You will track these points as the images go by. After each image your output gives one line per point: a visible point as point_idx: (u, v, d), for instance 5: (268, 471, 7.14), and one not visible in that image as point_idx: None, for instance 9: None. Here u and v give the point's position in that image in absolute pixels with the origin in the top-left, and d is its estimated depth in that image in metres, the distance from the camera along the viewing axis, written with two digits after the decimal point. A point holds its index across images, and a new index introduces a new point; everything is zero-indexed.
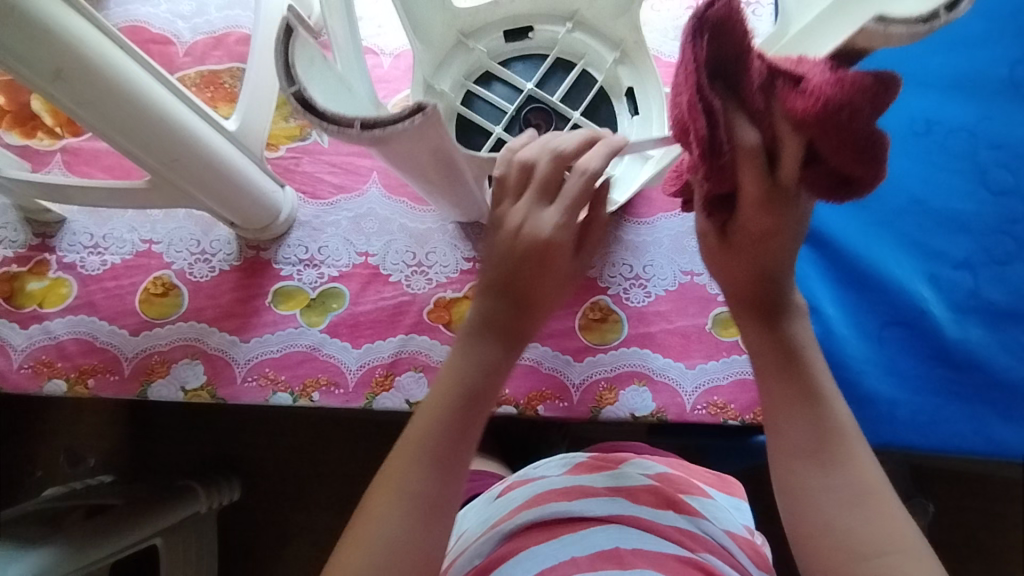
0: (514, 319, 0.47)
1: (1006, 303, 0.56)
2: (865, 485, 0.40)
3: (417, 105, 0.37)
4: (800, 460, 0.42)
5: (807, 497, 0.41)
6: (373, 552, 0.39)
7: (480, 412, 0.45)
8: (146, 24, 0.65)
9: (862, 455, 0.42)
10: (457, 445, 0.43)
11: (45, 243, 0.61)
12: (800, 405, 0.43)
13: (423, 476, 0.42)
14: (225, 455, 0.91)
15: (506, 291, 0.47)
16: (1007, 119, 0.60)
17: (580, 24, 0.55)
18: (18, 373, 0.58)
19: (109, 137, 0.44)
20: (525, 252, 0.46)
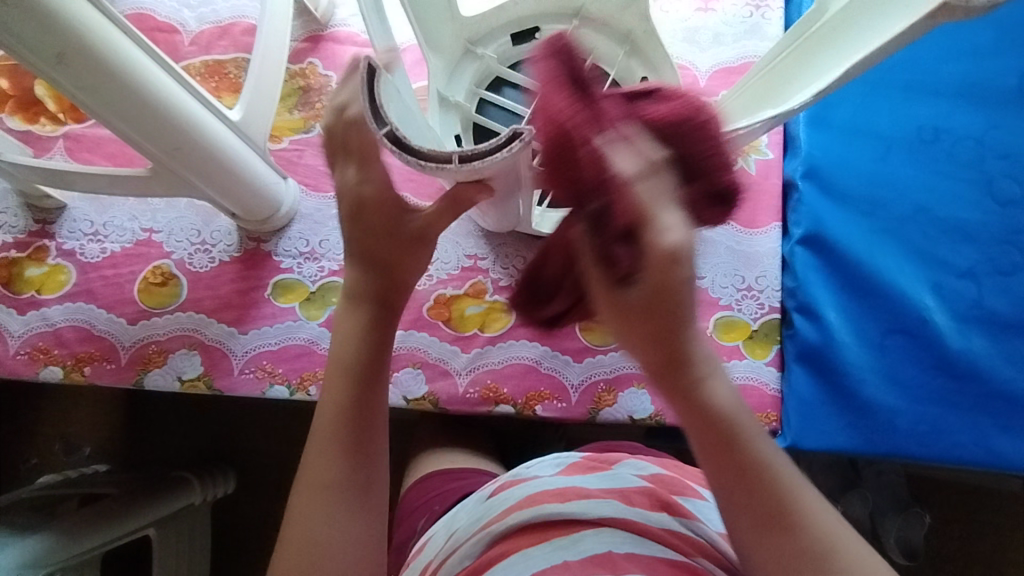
0: (389, 285, 0.44)
1: (1009, 314, 0.56)
2: (829, 542, 0.35)
3: (515, 133, 0.36)
4: (765, 535, 0.35)
5: (773, 571, 0.35)
6: (311, 551, 0.39)
7: (382, 377, 0.43)
8: (152, 12, 0.65)
9: (816, 504, 0.36)
10: (364, 427, 0.42)
11: (44, 229, 0.61)
12: (749, 476, 0.35)
13: (338, 467, 0.40)
14: (220, 447, 0.90)
15: (374, 260, 0.44)
16: (1015, 128, 0.59)
17: (586, 19, 0.54)
18: (14, 359, 0.58)
19: (110, 123, 0.43)
20: (381, 227, 0.43)
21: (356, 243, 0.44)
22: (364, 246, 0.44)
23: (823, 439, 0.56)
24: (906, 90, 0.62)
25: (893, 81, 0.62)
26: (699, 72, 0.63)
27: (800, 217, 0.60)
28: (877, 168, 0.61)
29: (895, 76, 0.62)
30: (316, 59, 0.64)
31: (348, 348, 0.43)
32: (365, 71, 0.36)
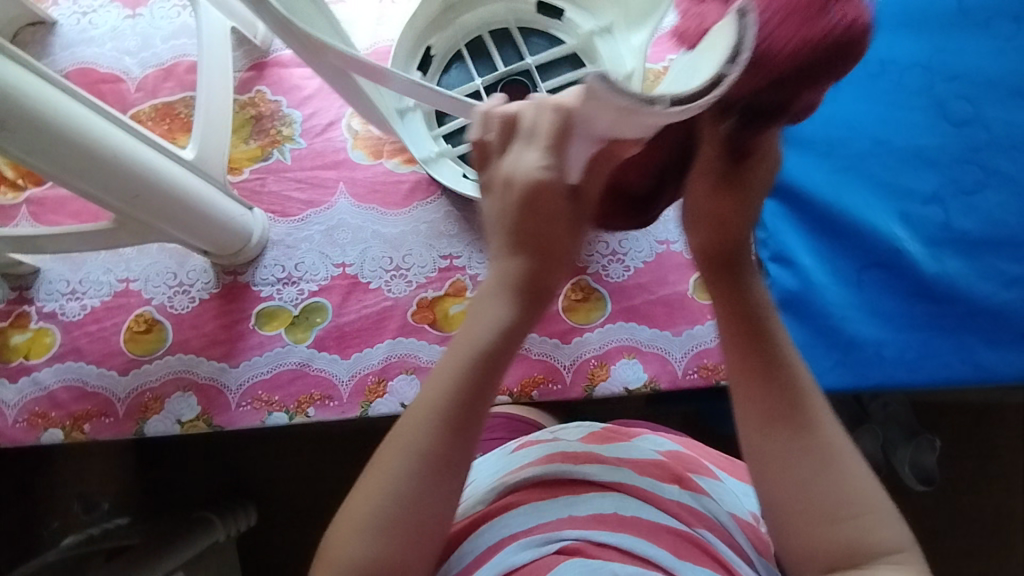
0: (546, 271, 0.40)
1: (978, 232, 0.57)
2: (830, 448, 0.37)
3: (719, 76, 0.34)
4: (776, 425, 0.38)
5: (778, 460, 0.38)
6: (379, 503, 0.37)
7: (502, 370, 0.40)
8: (95, 64, 0.65)
9: (825, 414, 0.39)
10: (473, 400, 0.39)
11: (22, 295, 0.62)
12: (760, 376, 0.39)
13: (433, 439, 0.38)
14: (237, 481, 0.91)
15: (522, 237, 0.40)
16: (958, 49, 0.60)
17: (461, 5, 0.57)
18: (14, 427, 0.58)
19: (67, 182, 0.44)
20: (546, 217, 0.40)
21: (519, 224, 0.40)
22: (529, 227, 0.40)
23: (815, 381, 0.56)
24: None
25: None
26: None
27: None
28: (832, 110, 0.61)
29: None
30: (264, 86, 0.64)
31: (481, 326, 0.40)
32: (597, 79, 0.34)
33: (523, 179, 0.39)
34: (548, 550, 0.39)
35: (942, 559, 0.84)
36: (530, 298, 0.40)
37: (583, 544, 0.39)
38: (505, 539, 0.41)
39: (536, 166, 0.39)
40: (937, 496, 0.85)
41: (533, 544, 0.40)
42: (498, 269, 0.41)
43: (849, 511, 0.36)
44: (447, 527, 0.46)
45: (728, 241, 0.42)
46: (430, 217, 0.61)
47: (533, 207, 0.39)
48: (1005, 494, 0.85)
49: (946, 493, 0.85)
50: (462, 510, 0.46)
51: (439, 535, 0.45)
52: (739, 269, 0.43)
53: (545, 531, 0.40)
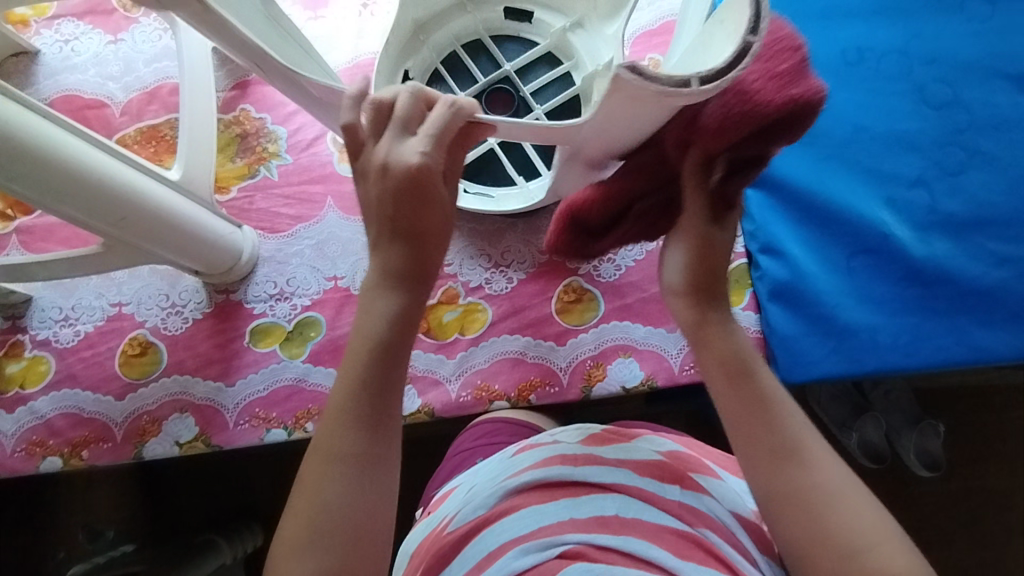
0: (421, 263, 0.41)
1: (964, 214, 0.57)
2: (825, 488, 0.37)
3: (746, 45, 0.33)
4: (772, 468, 0.38)
5: (787, 503, 0.37)
6: (316, 512, 0.38)
7: (404, 359, 0.41)
8: (79, 91, 0.65)
9: (817, 449, 0.39)
10: (382, 395, 0.40)
11: (16, 324, 0.62)
12: (760, 412, 0.39)
13: (354, 440, 0.39)
14: (240, 502, 0.90)
15: (405, 227, 0.40)
16: (933, 33, 0.61)
17: (427, 24, 0.57)
18: (12, 457, 0.58)
19: (52, 208, 0.44)
20: (414, 210, 0.40)
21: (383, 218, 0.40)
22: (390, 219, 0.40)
23: (812, 370, 0.56)
24: (826, 17, 0.63)
25: (809, 12, 0.63)
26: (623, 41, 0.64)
27: None
28: None
29: (811, 7, 0.63)
30: (248, 104, 0.65)
31: (374, 320, 0.40)
32: (626, 71, 0.33)
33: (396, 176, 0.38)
34: (551, 554, 0.39)
35: (953, 544, 0.84)
36: (415, 287, 0.41)
37: (585, 547, 0.39)
38: (505, 544, 0.41)
39: (416, 151, 0.38)
40: (943, 481, 0.85)
41: (536, 548, 0.40)
42: (378, 263, 0.42)
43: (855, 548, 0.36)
44: (447, 533, 0.45)
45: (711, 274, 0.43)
46: None
47: (412, 197, 0.39)
48: (1010, 476, 0.84)
49: (953, 477, 0.85)
50: (462, 515, 0.46)
51: (440, 541, 0.45)
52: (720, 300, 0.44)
53: (547, 535, 0.41)
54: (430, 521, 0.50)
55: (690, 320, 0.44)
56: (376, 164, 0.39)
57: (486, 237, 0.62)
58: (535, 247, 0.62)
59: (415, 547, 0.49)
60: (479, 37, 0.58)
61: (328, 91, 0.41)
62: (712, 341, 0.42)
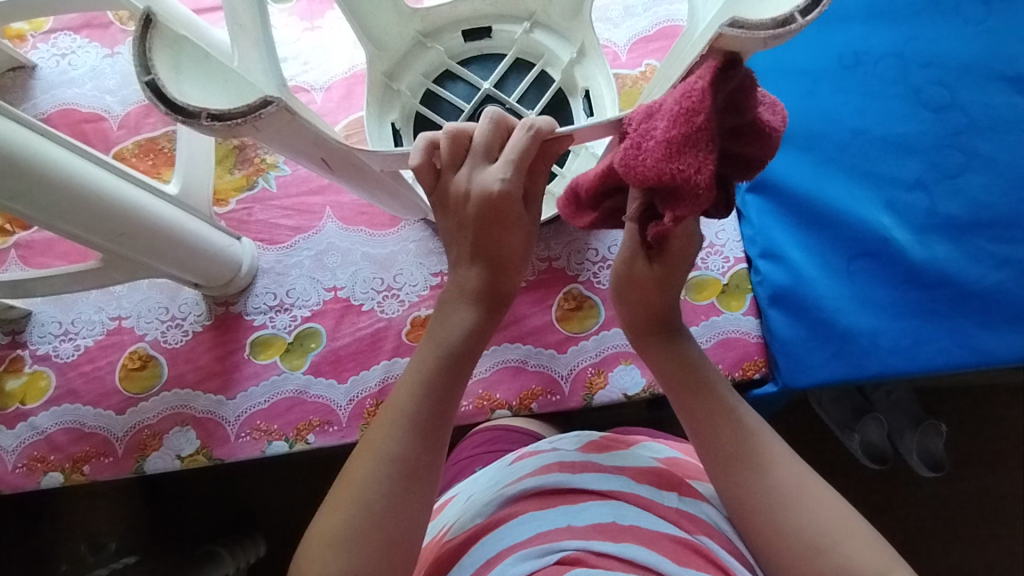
0: (497, 285, 0.45)
1: (963, 216, 0.57)
2: (791, 487, 0.40)
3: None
4: (732, 471, 0.42)
5: (750, 506, 0.41)
6: (353, 509, 0.38)
7: (465, 375, 0.44)
8: (76, 105, 0.65)
9: (778, 448, 0.42)
10: (441, 408, 0.42)
11: (15, 340, 0.61)
12: (718, 421, 0.43)
13: (402, 443, 0.40)
14: (241, 512, 0.90)
15: (484, 252, 0.44)
16: (930, 35, 0.61)
17: (396, 72, 0.56)
18: (13, 473, 0.58)
19: (51, 224, 0.44)
20: (494, 230, 0.42)
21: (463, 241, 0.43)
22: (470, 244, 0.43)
23: (813, 375, 0.56)
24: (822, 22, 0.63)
25: None
26: (619, 47, 0.64)
27: None
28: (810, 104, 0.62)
29: None
30: None
31: (450, 333, 0.44)
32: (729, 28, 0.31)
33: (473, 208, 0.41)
34: (548, 561, 0.38)
35: (955, 546, 0.84)
36: (488, 308, 0.45)
37: (584, 553, 0.38)
38: (503, 550, 0.40)
39: (498, 178, 0.39)
40: (945, 481, 0.85)
41: (532, 555, 0.39)
42: (455, 282, 0.45)
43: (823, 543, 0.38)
44: (445, 542, 0.45)
45: (665, 308, 0.46)
46: (417, 237, 0.61)
47: (490, 219, 0.41)
48: (1012, 476, 0.84)
49: (955, 477, 0.85)
50: (461, 523, 0.46)
51: (438, 550, 0.45)
52: (674, 334, 0.47)
53: (545, 542, 0.39)
54: (428, 530, 0.50)
55: (629, 325, 0.48)
56: (460, 190, 0.41)
57: None
58: (534, 254, 0.62)
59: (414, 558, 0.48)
60: (445, 68, 0.57)
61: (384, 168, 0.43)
62: (653, 358, 0.47)
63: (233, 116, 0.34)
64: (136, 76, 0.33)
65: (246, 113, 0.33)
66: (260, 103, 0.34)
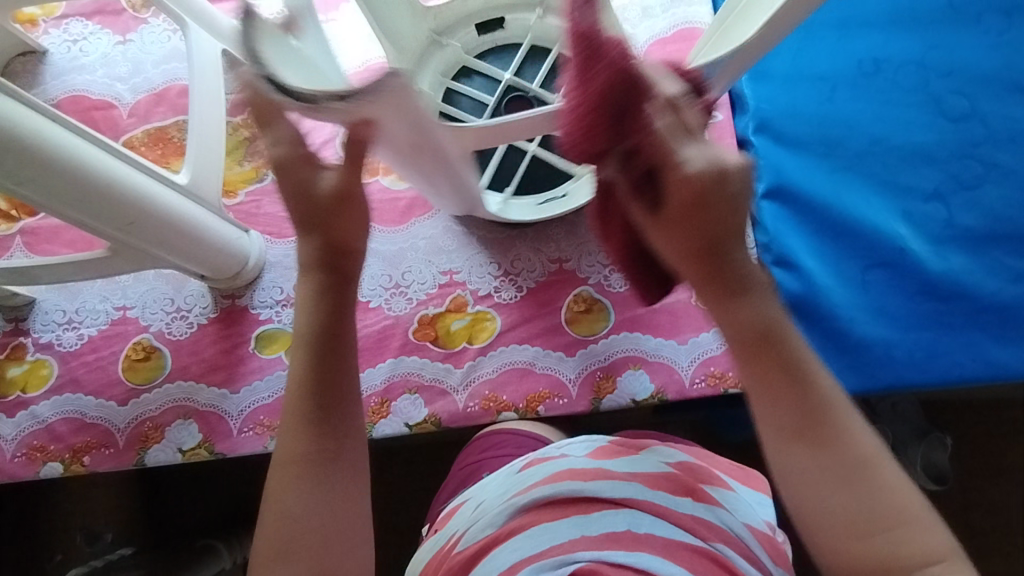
0: (331, 251, 0.40)
1: (983, 228, 0.56)
2: (857, 455, 0.35)
3: None
4: (793, 441, 0.35)
5: (804, 479, 0.35)
6: (281, 524, 0.37)
7: (345, 343, 0.40)
8: (86, 92, 0.64)
9: (849, 417, 0.35)
10: (331, 391, 0.39)
11: (18, 327, 0.61)
12: (785, 383, 0.35)
13: (307, 442, 0.38)
14: (238, 507, 0.90)
15: (324, 237, 0.40)
16: (951, 45, 0.60)
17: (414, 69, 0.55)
18: (12, 462, 0.57)
19: (60, 212, 0.43)
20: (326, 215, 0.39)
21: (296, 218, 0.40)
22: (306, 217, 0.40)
23: None
24: (840, 28, 0.63)
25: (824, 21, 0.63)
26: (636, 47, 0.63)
27: (761, 171, 0.60)
28: (829, 110, 0.61)
29: (826, 16, 0.63)
30: None
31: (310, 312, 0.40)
32: None
33: (357, 201, 0.40)
34: (563, 573, 0.37)
35: None
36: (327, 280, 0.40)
37: (596, 565, 0.38)
38: (517, 564, 0.40)
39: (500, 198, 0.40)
40: (951, 495, 0.84)
41: (547, 567, 0.38)
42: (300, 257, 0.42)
43: (900, 514, 0.34)
44: (456, 556, 0.44)
45: (725, 242, 0.35)
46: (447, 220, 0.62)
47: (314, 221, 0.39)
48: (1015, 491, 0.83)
49: (960, 492, 0.84)
50: (471, 536, 0.45)
51: (449, 562, 0.44)
52: (729, 274, 0.35)
53: (559, 553, 0.39)
54: (438, 540, 0.49)
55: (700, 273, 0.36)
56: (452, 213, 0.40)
57: (496, 245, 0.62)
58: (544, 255, 0.61)
59: (422, 567, 0.48)
60: (461, 65, 0.56)
61: (462, 153, 0.44)
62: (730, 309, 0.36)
63: (344, 94, 0.33)
64: (257, 79, 0.34)
65: (351, 89, 0.33)
66: (371, 82, 0.33)
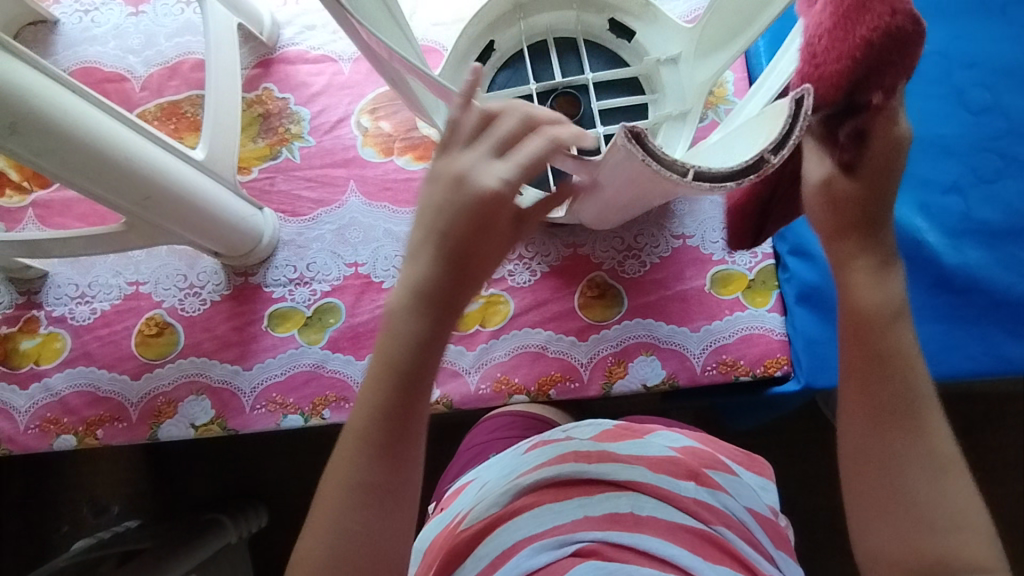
0: (457, 288, 0.38)
1: (1000, 222, 0.56)
2: (934, 451, 0.37)
3: None
4: (880, 418, 0.38)
5: (883, 457, 0.37)
6: (330, 537, 0.38)
7: (427, 388, 0.39)
8: (98, 64, 0.64)
9: (934, 415, 0.38)
10: (402, 430, 0.38)
11: (31, 300, 0.61)
12: (881, 364, 0.38)
13: (371, 472, 0.38)
14: (244, 482, 0.90)
15: (459, 254, 0.37)
16: (977, 36, 0.60)
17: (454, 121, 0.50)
18: (25, 434, 0.58)
19: (76, 184, 0.43)
20: (460, 234, 0.37)
21: (432, 240, 0.38)
22: (437, 243, 0.38)
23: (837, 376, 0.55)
24: None
25: None
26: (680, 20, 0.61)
27: None
28: None
29: None
30: (271, 83, 0.64)
31: (399, 348, 0.38)
32: None
33: (502, 224, 0.38)
34: (564, 552, 0.39)
35: None
36: (438, 323, 0.38)
37: (600, 544, 0.39)
38: (518, 543, 0.40)
39: (495, 177, 0.36)
40: None
41: (547, 547, 0.39)
42: (407, 277, 0.39)
43: (950, 520, 0.36)
44: (460, 533, 0.45)
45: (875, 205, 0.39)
46: None
47: (463, 228, 0.37)
48: (1015, 484, 0.84)
49: None
50: (476, 513, 0.45)
51: (452, 539, 0.44)
52: (873, 241, 0.40)
53: (562, 533, 0.40)
54: (443, 517, 0.50)
55: (828, 230, 0.40)
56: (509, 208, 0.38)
57: None
58: (559, 240, 0.61)
59: (428, 544, 0.48)
60: None
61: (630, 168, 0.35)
62: (856, 290, 0.39)
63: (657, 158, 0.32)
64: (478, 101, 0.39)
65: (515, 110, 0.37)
66: (792, 104, 0.32)
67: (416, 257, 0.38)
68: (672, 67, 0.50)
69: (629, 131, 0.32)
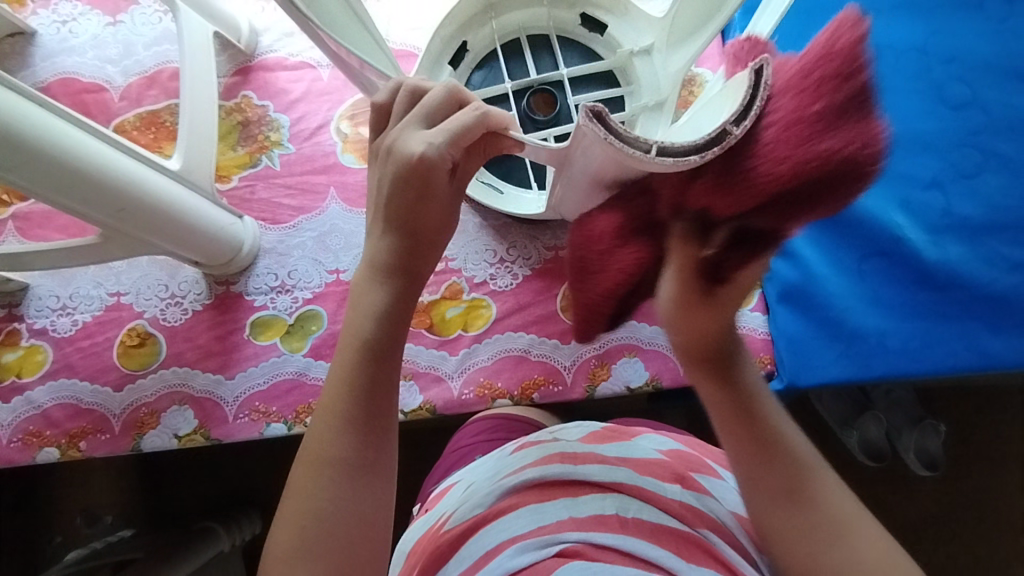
0: (415, 251, 0.41)
1: (981, 217, 0.56)
2: (835, 518, 0.36)
3: None
4: (774, 504, 0.37)
5: (791, 536, 0.36)
6: (304, 521, 0.37)
7: (399, 355, 0.41)
8: (77, 74, 0.64)
9: (827, 481, 0.38)
10: (377, 397, 0.39)
11: (12, 312, 0.61)
12: (767, 454, 0.38)
13: (346, 443, 0.38)
14: (235, 489, 0.90)
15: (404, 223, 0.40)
16: (954, 31, 0.60)
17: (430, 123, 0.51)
18: (8, 447, 0.57)
19: (48, 197, 0.43)
20: (406, 200, 0.40)
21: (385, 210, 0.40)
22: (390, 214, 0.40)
23: (820, 373, 0.56)
24: None
25: None
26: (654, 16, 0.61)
27: None
28: None
29: None
30: (249, 91, 0.63)
31: (363, 319, 0.40)
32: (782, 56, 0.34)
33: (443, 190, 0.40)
34: (547, 553, 0.38)
35: None
36: (403, 290, 0.41)
37: (583, 546, 0.38)
38: (503, 544, 0.40)
39: (423, 140, 0.38)
40: None
41: (531, 547, 0.39)
42: (369, 257, 0.42)
43: None
44: (444, 535, 0.45)
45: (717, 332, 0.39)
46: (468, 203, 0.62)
47: (406, 190, 0.39)
48: None
49: None
50: (461, 514, 0.45)
51: (436, 540, 0.45)
52: (722, 349, 0.40)
53: (546, 534, 0.39)
54: (427, 520, 0.50)
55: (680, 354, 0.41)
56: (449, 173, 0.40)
57: (492, 232, 0.61)
58: (541, 243, 0.61)
59: (411, 547, 0.48)
60: None
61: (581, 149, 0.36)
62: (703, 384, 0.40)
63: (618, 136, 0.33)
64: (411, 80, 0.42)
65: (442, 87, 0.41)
66: (751, 75, 0.33)
67: (372, 233, 0.42)
68: (646, 58, 0.51)
69: (590, 111, 0.33)
